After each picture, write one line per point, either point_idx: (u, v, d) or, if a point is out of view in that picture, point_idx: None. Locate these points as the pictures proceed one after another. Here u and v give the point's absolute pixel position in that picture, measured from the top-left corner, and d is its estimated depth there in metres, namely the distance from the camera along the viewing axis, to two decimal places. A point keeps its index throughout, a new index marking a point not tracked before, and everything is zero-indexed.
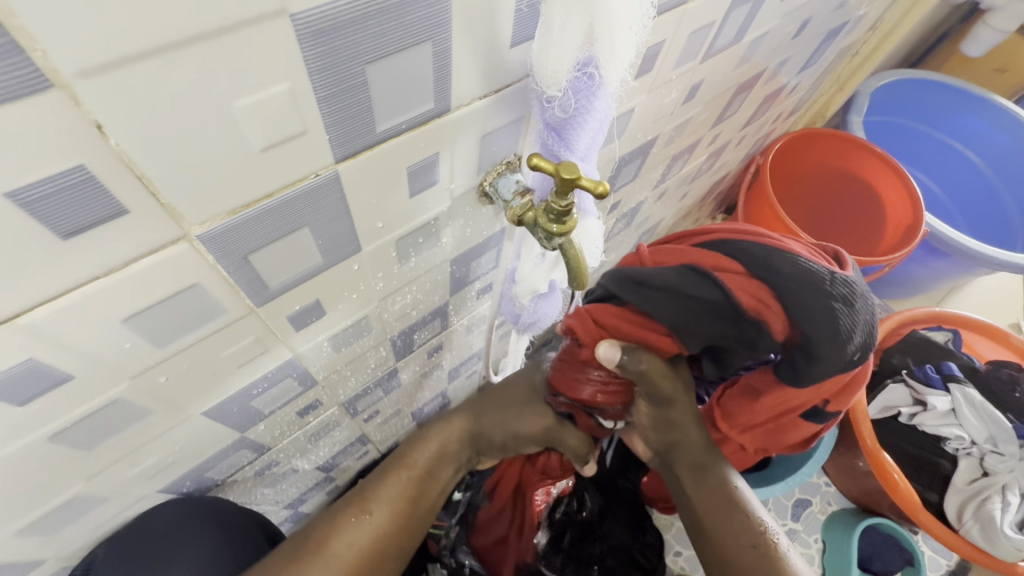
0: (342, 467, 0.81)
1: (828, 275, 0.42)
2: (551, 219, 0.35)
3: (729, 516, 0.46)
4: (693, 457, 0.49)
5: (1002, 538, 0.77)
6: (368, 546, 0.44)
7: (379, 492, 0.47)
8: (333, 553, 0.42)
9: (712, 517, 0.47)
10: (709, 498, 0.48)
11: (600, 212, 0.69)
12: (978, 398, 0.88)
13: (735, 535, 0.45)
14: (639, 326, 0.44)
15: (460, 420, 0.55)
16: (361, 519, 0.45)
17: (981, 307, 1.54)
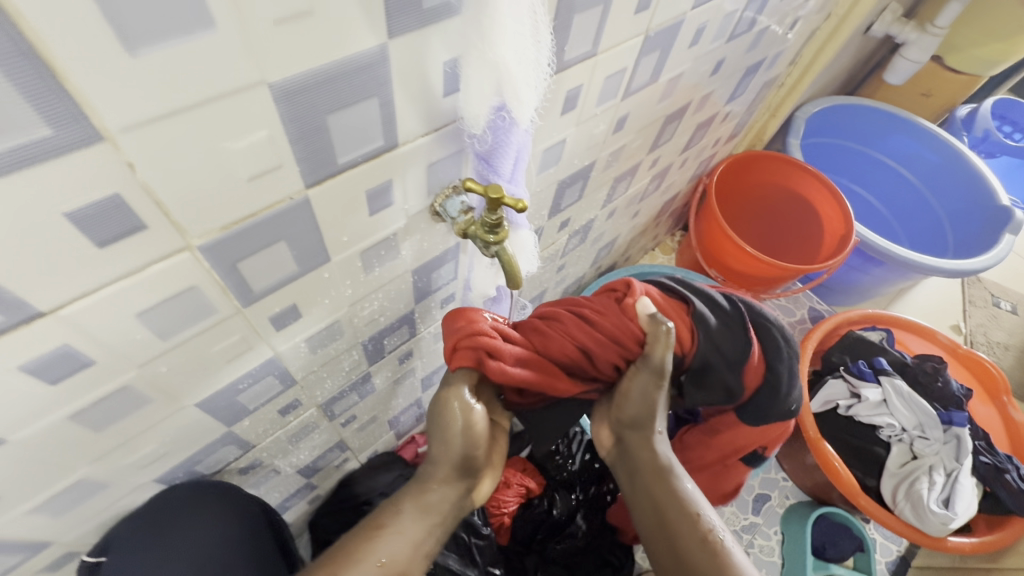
0: (322, 474, 0.86)
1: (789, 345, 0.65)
2: (488, 230, 0.43)
3: (683, 514, 0.55)
4: (653, 458, 0.58)
5: (929, 514, 0.86)
6: None
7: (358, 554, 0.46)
8: None
9: (673, 514, 0.56)
10: (667, 497, 0.57)
11: (552, 229, 0.77)
12: (905, 388, 0.97)
13: (689, 532, 0.55)
14: (678, 311, 0.62)
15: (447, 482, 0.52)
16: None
17: (926, 311, 1.65)
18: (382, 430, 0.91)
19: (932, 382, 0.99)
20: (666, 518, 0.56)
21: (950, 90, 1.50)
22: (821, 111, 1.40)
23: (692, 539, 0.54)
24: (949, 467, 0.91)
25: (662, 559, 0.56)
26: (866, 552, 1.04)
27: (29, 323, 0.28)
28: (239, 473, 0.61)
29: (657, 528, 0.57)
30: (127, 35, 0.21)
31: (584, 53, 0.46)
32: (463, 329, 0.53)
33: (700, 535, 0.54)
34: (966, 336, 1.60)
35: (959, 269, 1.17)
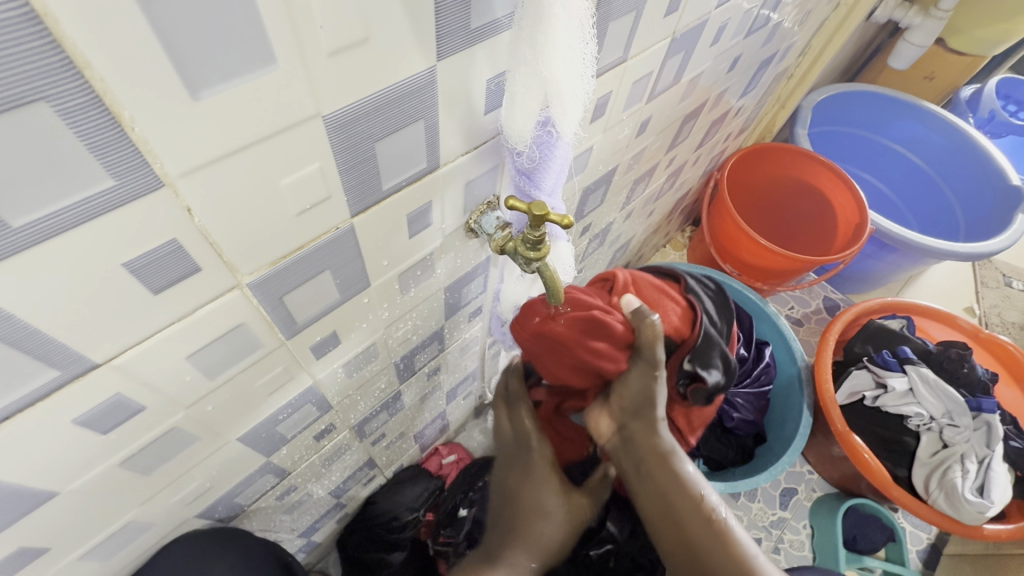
0: (351, 493, 0.85)
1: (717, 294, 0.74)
2: (529, 247, 0.42)
3: (686, 496, 0.57)
4: (655, 446, 0.57)
5: (965, 503, 0.85)
6: None
7: None
8: None
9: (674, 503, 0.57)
10: (667, 480, 0.57)
11: (574, 235, 0.76)
12: (931, 376, 0.96)
13: (692, 517, 0.56)
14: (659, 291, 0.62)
15: None
16: None
17: (938, 294, 1.65)
18: (409, 445, 0.91)
19: (958, 368, 0.97)
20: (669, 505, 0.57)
21: (954, 73, 1.49)
22: (827, 99, 1.39)
23: (697, 523, 0.56)
24: (981, 454, 0.91)
25: (672, 553, 0.57)
26: (897, 541, 1.05)
27: (84, 375, 0.27)
28: (276, 499, 0.61)
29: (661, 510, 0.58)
30: (191, 79, 0.20)
31: (616, 59, 0.46)
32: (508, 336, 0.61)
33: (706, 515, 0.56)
34: (981, 317, 1.60)
35: (976, 253, 1.16)
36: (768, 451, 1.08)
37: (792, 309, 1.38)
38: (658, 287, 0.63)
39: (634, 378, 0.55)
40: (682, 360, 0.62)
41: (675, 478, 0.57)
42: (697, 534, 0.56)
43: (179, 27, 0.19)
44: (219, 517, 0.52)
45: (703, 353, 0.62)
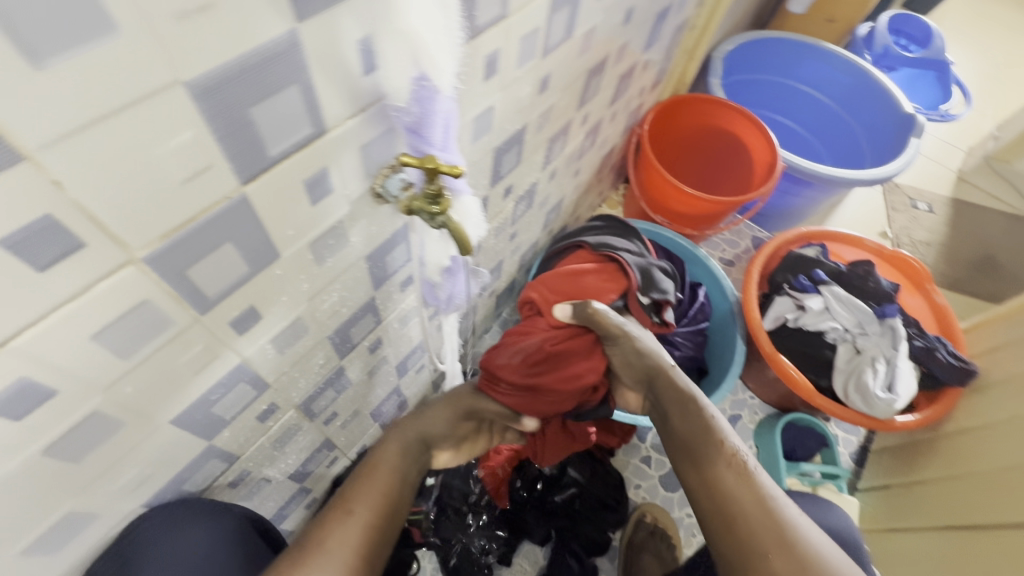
0: (315, 476, 0.87)
1: (614, 225, 1.10)
2: (430, 202, 0.44)
3: (710, 439, 0.72)
4: (675, 392, 0.78)
5: (875, 399, 0.95)
6: (357, 533, 0.58)
7: (355, 495, 0.62)
8: (328, 547, 0.55)
9: (695, 440, 0.72)
10: (689, 420, 0.75)
11: (497, 197, 0.79)
12: (843, 293, 1.06)
13: (714, 454, 0.70)
14: (583, 282, 0.95)
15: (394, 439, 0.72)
16: (346, 515, 0.59)
17: (855, 222, 1.78)
18: (367, 423, 0.93)
19: (865, 283, 1.08)
20: (691, 442, 0.73)
21: (849, 12, 1.59)
22: (735, 48, 1.46)
23: (719, 458, 0.69)
24: (889, 355, 1.00)
25: (697, 486, 0.70)
26: (831, 447, 1.14)
27: None
28: (230, 485, 0.62)
29: (684, 452, 0.73)
30: (31, 50, 0.21)
31: (495, 16, 0.47)
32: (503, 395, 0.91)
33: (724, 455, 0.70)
34: (892, 240, 1.74)
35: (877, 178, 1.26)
36: (710, 383, 1.16)
37: (725, 251, 1.49)
38: (573, 279, 0.96)
39: (618, 351, 0.86)
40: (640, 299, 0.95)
41: (699, 422, 0.74)
42: (721, 472, 0.68)
43: (11, 4, 0.20)
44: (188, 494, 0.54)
45: (645, 283, 0.96)
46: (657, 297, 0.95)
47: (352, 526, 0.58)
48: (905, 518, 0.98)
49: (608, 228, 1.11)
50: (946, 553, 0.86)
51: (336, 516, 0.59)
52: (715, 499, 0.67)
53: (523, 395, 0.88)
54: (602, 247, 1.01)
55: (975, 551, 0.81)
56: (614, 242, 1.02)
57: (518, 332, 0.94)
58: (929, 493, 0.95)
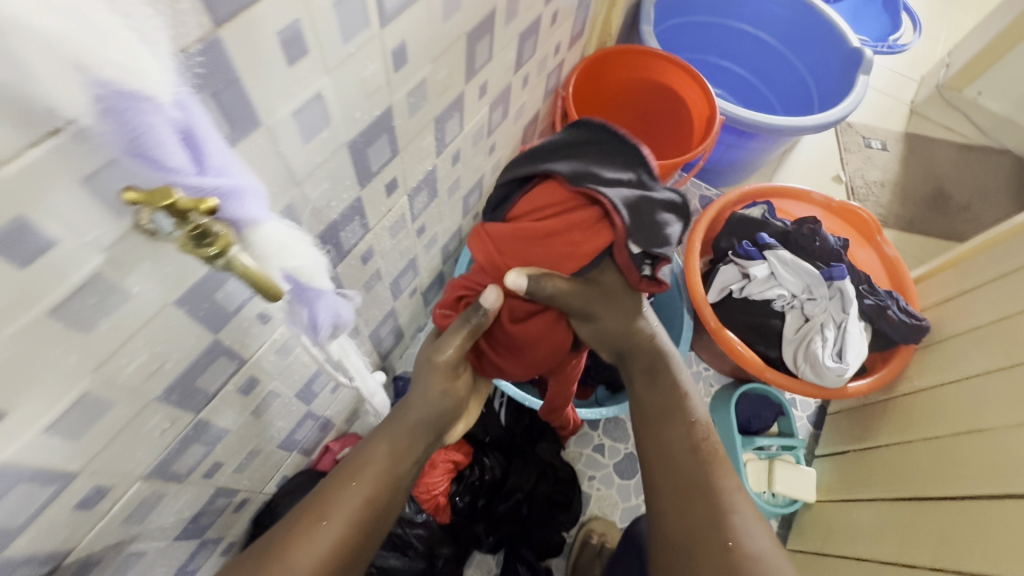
0: (221, 523, 0.78)
1: (599, 124, 0.64)
2: (192, 248, 0.33)
3: (678, 419, 0.73)
4: (649, 365, 0.77)
5: (826, 370, 0.89)
6: (329, 549, 0.55)
7: (335, 502, 0.58)
8: (293, 560, 0.53)
9: (661, 416, 0.74)
10: (662, 397, 0.75)
11: (380, 195, 0.67)
12: (788, 256, 0.99)
13: (679, 436, 0.72)
14: (545, 238, 0.62)
15: (410, 420, 0.66)
16: (318, 526, 0.56)
17: (807, 168, 1.70)
18: (278, 455, 0.84)
19: (811, 243, 1.00)
20: (661, 419, 0.74)
21: None
22: None
23: (684, 442, 0.71)
24: (839, 319, 0.94)
25: (653, 460, 0.72)
26: (786, 415, 1.10)
27: None
28: None
29: (651, 430, 0.74)
30: None
31: None
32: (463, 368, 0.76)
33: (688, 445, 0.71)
34: (846, 184, 1.67)
35: (824, 123, 1.17)
36: None
37: None
38: (530, 235, 0.62)
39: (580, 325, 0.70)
40: (629, 250, 0.61)
41: (670, 399, 0.75)
42: (684, 455, 0.70)
43: None
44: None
45: (637, 228, 0.60)
46: (657, 254, 0.63)
47: (325, 541, 0.55)
48: (856, 488, 0.93)
49: (591, 131, 0.64)
50: (893, 522, 0.81)
51: (320, 514, 0.57)
52: (667, 476, 0.70)
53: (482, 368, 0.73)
54: (578, 165, 0.61)
55: (923, 522, 0.75)
56: (594, 161, 0.61)
57: (464, 289, 0.70)
58: (883, 462, 0.90)
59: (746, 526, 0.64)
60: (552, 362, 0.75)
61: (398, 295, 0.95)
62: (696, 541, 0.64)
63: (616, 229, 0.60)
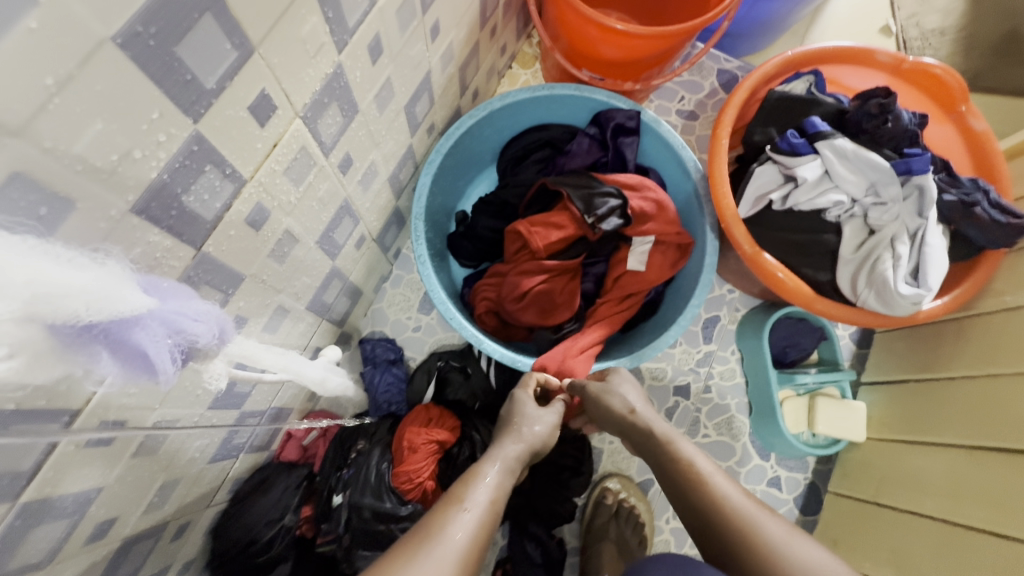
0: (160, 555, 0.65)
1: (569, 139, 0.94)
2: None
3: (704, 499, 0.56)
4: (664, 452, 0.62)
5: (898, 298, 0.69)
6: (472, 535, 0.49)
7: (456, 493, 0.53)
8: (450, 536, 0.48)
9: (690, 496, 0.58)
10: (684, 472, 0.59)
11: (246, 123, 0.42)
12: (848, 145, 0.74)
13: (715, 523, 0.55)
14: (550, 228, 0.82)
15: (517, 444, 0.64)
16: (462, 513, 0.51)
17: (850, 20, 1.35)
18: (219, 465, 0.68)
19: (880, 126, 0.74)
20: (694, 489, 0.57)
21: None
22: None
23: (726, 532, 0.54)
24: (913, 228, 0.72)
25: (703, 538, 0.56)
26: (830, 340, 0.93)
27: None
28: None
29: (684, 501, 0.58)
30: None
31: None
32: (480, 306, 0.86)
33: (683, 476, 0.59)
34: (898, 37, 1.33)
35: None
36: (675, 294, 0.88)
37: (683, 100, 1.11)
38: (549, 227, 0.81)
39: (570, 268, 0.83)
40: (580, 213, 0.80)
41: (681, 465, 0.60)
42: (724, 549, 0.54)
43: None
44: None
45: (590, 204, 0.80)
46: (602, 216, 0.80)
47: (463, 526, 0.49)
48: (924, 428, 0.78)
49: (565, 129, 0.94)
50: (980, 481, 0.67)
51: (447, 505, 0.52)
52: (716, 540, 0.54)
53: (492, 298, 0.85)
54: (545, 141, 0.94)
55: (1003, 482, 0.64)
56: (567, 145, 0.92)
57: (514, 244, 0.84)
58: (963, 401, 0.73)
59: (766, 528, 0.53)
60: (557, 303, 0.83)
61: (337, 253, 0.73)
62: None
63: (573, 211, 0.81)
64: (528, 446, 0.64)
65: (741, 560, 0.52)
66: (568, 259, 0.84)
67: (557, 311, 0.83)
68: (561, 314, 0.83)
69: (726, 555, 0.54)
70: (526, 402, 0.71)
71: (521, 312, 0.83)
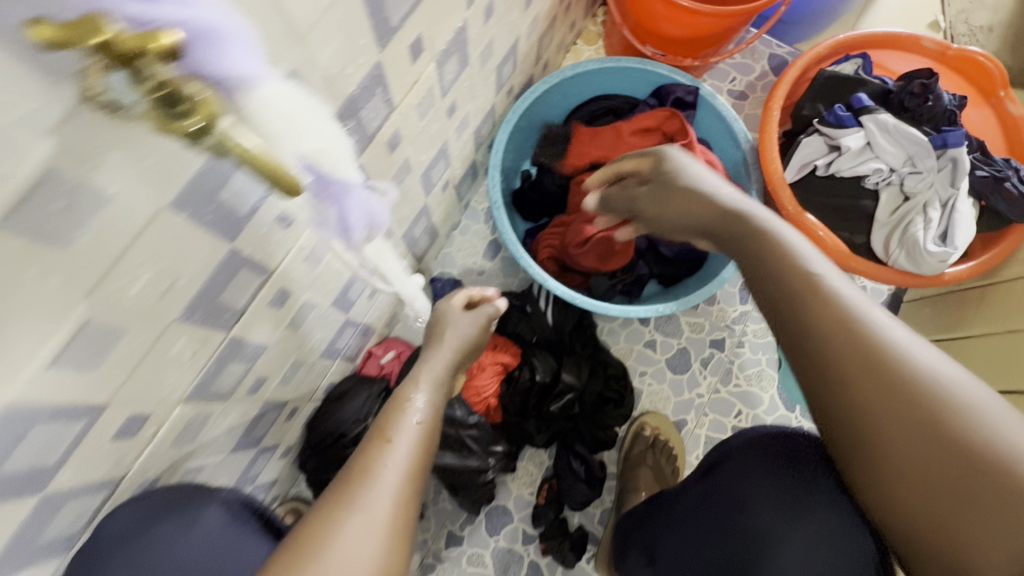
0: (276, 432, 0.77)
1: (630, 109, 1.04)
2: (171, 115, 0.24)
3: (776, 260, 0.51)
4: (744, 225, 0.56)
5: (926, 257, 0.78)
6: (403, 461, 0.48)
7: (391, 423, 0.52)
8: (374, 470, 0.47)
9: (759, 262, 0.53)
10: (763, 242, 0.53)
11: (404, 60, 0.53)
12: (891, 121, 0.82)
13: (780, 273, 0.50)
14: None
15: (439, 364, 0.63)
16: (385, 443, 0.49)
17: (900, 14, 1.40)
18: (324, 363, 0.81)
19: (922, 104, 0.83)
20: (763, 244, 0.53)
21: None
22: None
23: (793, 283, 0.49)
24: (945, 197, 0.80)
25: (773, 325, 0.50)
26: None
27: None
28: (134, 497, 0.52)
29: (758, 271, 0.53)
30: None
31: None
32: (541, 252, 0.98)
33: (800, 275, 0.49)
34: (945, 32, 1.39)
35: None
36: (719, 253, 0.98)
37: (735, 81, 1.20)
38: None
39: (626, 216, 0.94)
40: None
41: (757, 230, 0.55)
42: (789, 309, 0.49)
43: None
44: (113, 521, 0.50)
45: None
46: None
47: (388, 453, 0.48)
48: None
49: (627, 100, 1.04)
50: None
51: (379, 437, 0.50)
52: (786, 313, 0.49)
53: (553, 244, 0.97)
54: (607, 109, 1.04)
55: None
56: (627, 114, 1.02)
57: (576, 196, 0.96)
58: (987, 354, 0.82)
59: (913, 355, 0.45)
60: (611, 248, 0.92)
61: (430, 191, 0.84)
62: (838, 392, 0.46)
63: None
64: (455, 354, 0.65)
65: (823, 356, 0.47)
66: None
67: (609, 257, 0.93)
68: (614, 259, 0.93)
69: (791, 332, 0.49)
70: (455, 312, 0.71)
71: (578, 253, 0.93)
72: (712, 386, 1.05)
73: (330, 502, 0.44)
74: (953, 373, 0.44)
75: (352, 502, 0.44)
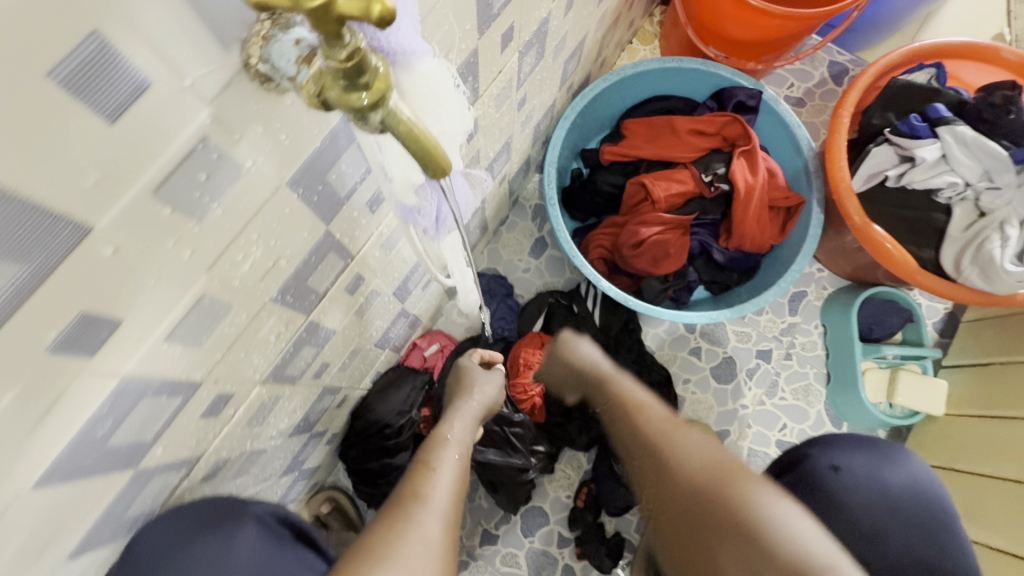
0: (327, 418, 0.77)
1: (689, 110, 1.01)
2: (345, 87, 0.23)
3: (635, 411, 0.70)
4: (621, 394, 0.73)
5: (1003, 275, 0.74)
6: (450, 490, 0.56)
7: (429, 456, 0.61)
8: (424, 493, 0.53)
9: (627, 425, 0.70)
10: (615, 400, 0.73)
11: (495, 49, 0.52)
12: (969, 133, 0.80)
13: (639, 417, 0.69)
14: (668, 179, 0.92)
15: (456, 411, 0.72)
16: (432, 472, 0.57)
17: (963, 25, 1.36)
18: (375, 353, 0.80)
19: (1002, 116, 0.80)
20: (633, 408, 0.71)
21: None
22: None
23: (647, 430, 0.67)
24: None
25: (637, 453, 0.67)
26: (916, 321, 0.98)
27: None
28: (205, 478, 0.51)
29: (626, 419, 0.70)
30: None
31: None
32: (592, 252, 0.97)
33: (636, 424, 0.68)
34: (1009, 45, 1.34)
35: None
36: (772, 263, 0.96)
37: (792, 88, 1.17)
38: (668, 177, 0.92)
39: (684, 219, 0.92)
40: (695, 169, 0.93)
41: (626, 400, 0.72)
42: (653, 431, 0.66)
43: None
44: (183, 502, 0.50)
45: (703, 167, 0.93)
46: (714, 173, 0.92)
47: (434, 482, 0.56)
48: (1006, 405, 0.84)
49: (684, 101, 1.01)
50: None
51: (423, 472, 0.58)
52: (640, 447, 0.66)
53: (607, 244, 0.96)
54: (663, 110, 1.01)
55: None
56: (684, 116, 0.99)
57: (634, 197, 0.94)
58: None
59: (687, 441, 0.62)
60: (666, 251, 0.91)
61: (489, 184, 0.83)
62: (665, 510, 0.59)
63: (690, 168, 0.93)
64: (480, 403, 0.75)
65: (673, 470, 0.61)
66: (681, 215, 0.93)
67: (663, 261, 0.92)
68: (666, 263, 0.92)
69: (649, 454, 0.64)
70: (474, 370, 0.79)
71: (632, 255, 0.92)
72: (756, 397, 1.02)
73: (388, 522, 0.50)
74: (786, 507, 0.53)
75: (411, 516, 0.50)
